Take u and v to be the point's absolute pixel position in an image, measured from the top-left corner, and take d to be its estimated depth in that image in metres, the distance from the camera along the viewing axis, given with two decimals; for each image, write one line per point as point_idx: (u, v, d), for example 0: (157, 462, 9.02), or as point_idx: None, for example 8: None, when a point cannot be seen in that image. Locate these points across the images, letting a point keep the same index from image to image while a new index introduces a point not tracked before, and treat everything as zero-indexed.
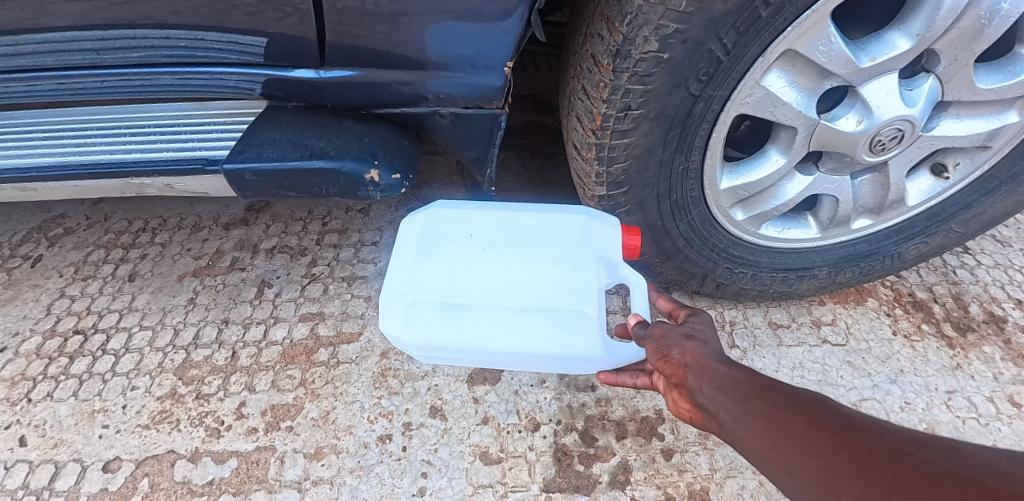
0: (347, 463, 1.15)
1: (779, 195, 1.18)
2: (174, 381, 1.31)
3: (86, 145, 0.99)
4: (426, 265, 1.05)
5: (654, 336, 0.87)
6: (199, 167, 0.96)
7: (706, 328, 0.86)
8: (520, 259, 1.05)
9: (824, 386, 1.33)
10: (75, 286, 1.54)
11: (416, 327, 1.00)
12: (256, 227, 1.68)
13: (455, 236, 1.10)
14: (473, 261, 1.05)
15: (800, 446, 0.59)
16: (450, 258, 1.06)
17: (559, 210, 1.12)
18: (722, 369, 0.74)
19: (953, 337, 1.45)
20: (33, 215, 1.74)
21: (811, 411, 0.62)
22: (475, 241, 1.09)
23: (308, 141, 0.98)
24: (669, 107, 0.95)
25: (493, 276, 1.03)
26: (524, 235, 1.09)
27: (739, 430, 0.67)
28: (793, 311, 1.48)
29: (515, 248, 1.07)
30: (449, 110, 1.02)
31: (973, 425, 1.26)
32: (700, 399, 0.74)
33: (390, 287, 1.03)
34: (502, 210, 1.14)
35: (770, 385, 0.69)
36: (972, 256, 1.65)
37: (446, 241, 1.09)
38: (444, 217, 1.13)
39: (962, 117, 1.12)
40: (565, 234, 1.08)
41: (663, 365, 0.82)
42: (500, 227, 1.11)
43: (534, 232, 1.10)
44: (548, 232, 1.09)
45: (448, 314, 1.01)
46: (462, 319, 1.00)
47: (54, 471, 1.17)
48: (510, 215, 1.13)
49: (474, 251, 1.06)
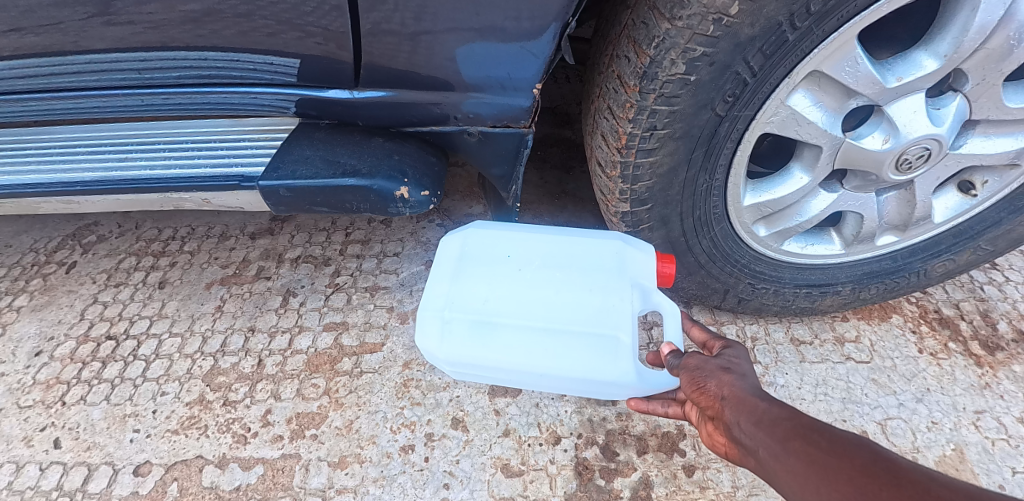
0: (370, 472, 1.17)
1: (803, 211, 1.18)
2: (202, 387, 1.34)
3: (127, 161, 1.04)
4: (462, 285, 1.08)
5: (689, 366, 0.87)
6: (236, 183, 1.00)
7: (741, 361, 0.86)
8: (556, 280, 1.08)
9: (848, 404, 1.31)
10: (108, 292, 1.58)
11: (449, 343, 1.03)
12: (281, 237, 1.72)
13: (493, 258, 1.12)
14: (508, 282, 1.08)
15: (845, 492, 0.59)
16: (487, 279, 1.08)
17: (595, 235, 1.14)
18: (760, 405, 0.74)
19: (981, 355, 1.42)
20: (68, 223, 1.79)
21: (857, 457, 0.61)
22: (512, 262, 1.11)
23: (340, 158, 1.01)
24: (694, 127, 0.96)
25: (527, 297, 1.06)
26: (560, 256, 1.11)
27: (780, 470, 0.66)
28: (815, 327, 1.47)
29: (552, 269, 1.09)
30: (477, 129, 1.04)
31: (1003, 447, 1.23)
32: (738, 435, 0.74)
33: (428, 302, 1.06)
34: (539, 231, 1.16)
35: (812, 425, 0.68)
36: (1000, 272, 1.62)
37: (483, 262, 1.11)
38: (483, 238, 1.14)
39: (990, 135, 1.11)
40: (600, 259, 1.10)
41: (698, 396, 0.82)
42: (536, 248, 1.13)
43: (570, 255, 1.12)
44: (585, 256, 1.11)
45: (480, 331, 1.03)
46: (495, 336, 1.02)
47: (87, 474, 1.20)
48: (546, 236, 1.15)
49: (510, 272, 1.09)
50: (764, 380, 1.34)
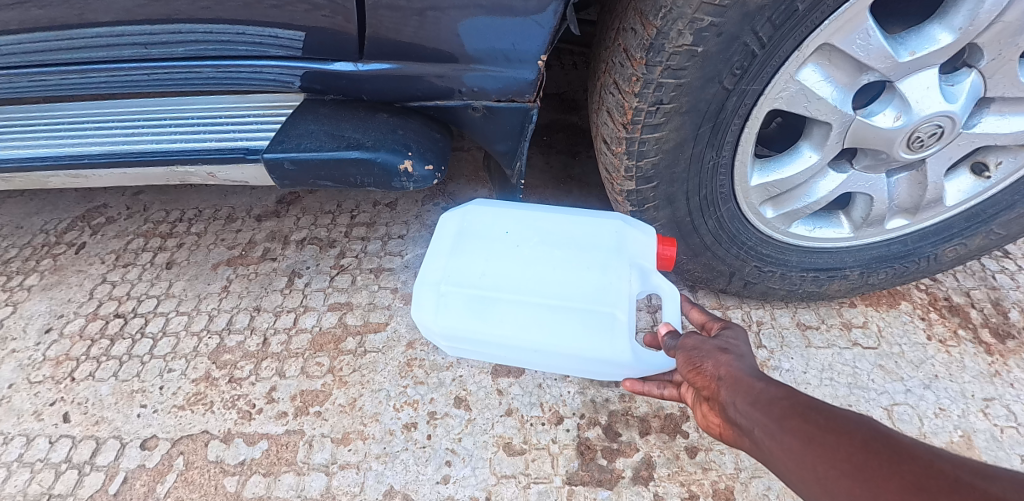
0: (372, 449, 1.17)
1: (811, 192, 1.16)
2: (208, 364, 1.35)
3: (134, 135, 1.05)
4: (459, 259, 1.08)
5: (685, 346, 0.86)
6: (241, 156, 1.01)
7: (739, 342, 0.85)
8: (555, 258, 1.07)
9: (854, 389, 1.29)
10: (116, 272, 1.60)
11: (444, 317, 1.03)
12: (287, 219, 1.72)
13: (491, 236, 1.12)
14: (506, 258, 1.07)
15: (844, 469, 0.58)
16: (484, 254, 1.08)
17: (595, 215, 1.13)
18: (757, 385, 0.73)
19: (991, 343, 1.40)
20: (77, 204, 1.81)
21: (857, 435, 0.60)
22: (509, 239, 1.11)
23: (345, 132, 1.01)
24: (701, 101, 0.95)
25: (524, 274, 1.05)
26: (561, 236, 1.11)
27: (776, 449, 0.66)
28: (822, 313, 1.45)
29: (549, 248, 1.09)
30: (482, 104, 1.03)
31: (1013, 434, 1.21)
32: (734, 415, 0.73)
33: (425, 276, 1.06)
34: (538, 209, 1.15)
35: (809, 403, 0.67)
36: (1013, 261, 1.59)
37: (482, 237, 1.11)
38: (482, 215, 1.15)
39: (1005, 114, 1.10)
40: (599, 238, 1.10)
41: (694, 377, 0.82)
42: (537, 227, 1.13)
43: (568, 233, 1.11)
44: (583, 236, 1.10)
45: (476, 306, 1.03)
46: (493, 312, 1.02)
47: (96, 447, 1.22)
48: (544, 215, 1.14)
49: (506, 249, 1.09)
50: (768, 365, 1.33)
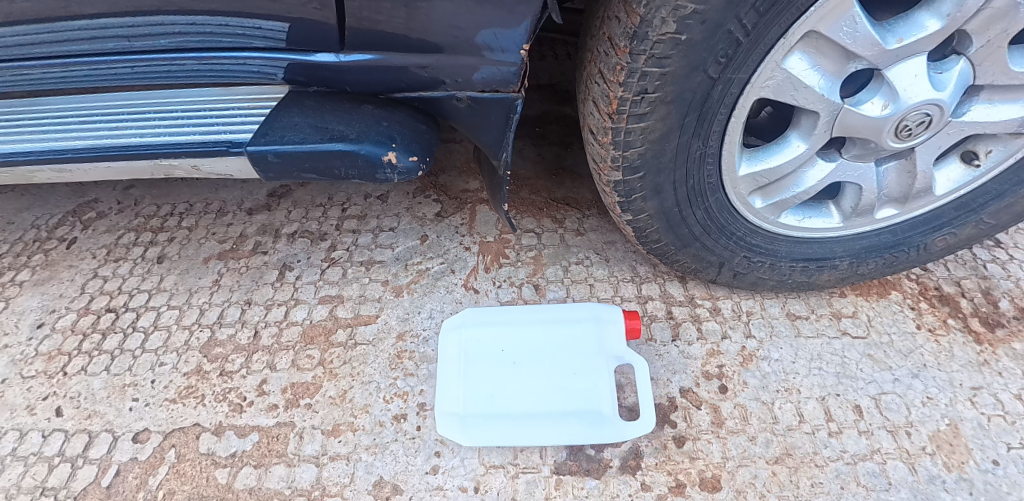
0: (362, 440, 1.18)
1: (800, 182, 1.16)
2: (199, 358, 1.36)
3: (118, 128, 1.04)
4: (467, 372, 1.25)
5: None
6: (225, 149, 1.01)
7: None
8: (541, 364, 1.25)
9: (843, 379, 1.29)
10: (107, 267, 1.60)
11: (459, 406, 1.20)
12: (278, 213, 1.72)
13: (486, 352, 1.28)
14: (506, 368, 1.25)
15: None
16: (486, 365, 1.26)
17: (570, 354, 1.26)
18: None
19: (980, 332, 1.40)
20: (68, 200, 1.81)
21: None
22: (506, 356, 1.27)
23: (328, 124, 1.02)
24: (687, 90, 0.94)
25: (523, 373, 1.24)
26: (546, 379, 1.23)
27: None
28: (812, 303, 1.46)
29: (535, 369, 1.24)
30: (466, 94, 1.03)
31: (999, 423, 1.22)
32: None
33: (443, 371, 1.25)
34: (526, 370, 1.25)
35: None
36: (1004, 250, 1.59)
37: (481, 352, 1.28)
38: (483, 342, 1.30)
39: (995, 102, 1.09)
40: (574, 347, 1.27)
41: None
42: (526, 381, 1.23)
43: (548, 355, 1.26)
44: (563, 366, 1.24)
45: (485, 396, 1.21)
46: (495, 396, 1.21)
47: (88, 440, 1.23)
48: (528, 353, 1.27)
49: (502, 367, 1.25)
50: (757, 354, 1.33)
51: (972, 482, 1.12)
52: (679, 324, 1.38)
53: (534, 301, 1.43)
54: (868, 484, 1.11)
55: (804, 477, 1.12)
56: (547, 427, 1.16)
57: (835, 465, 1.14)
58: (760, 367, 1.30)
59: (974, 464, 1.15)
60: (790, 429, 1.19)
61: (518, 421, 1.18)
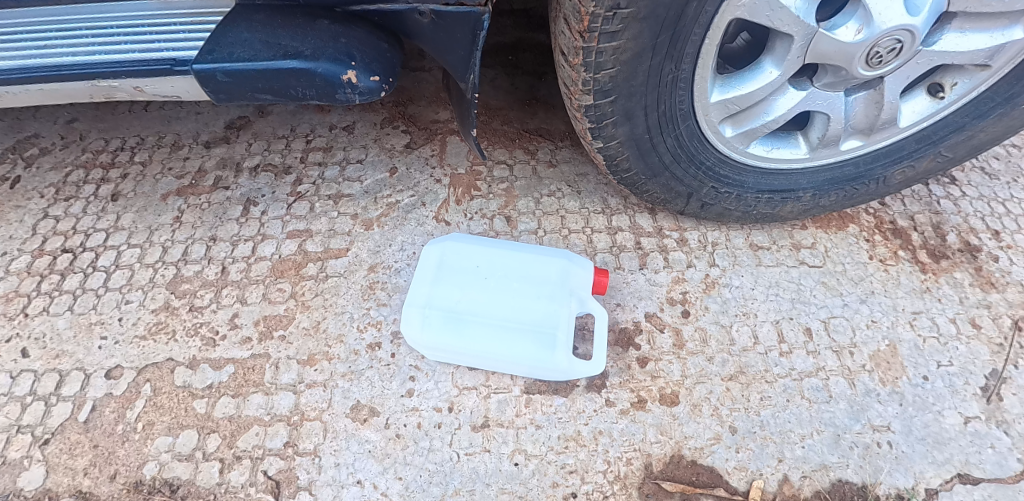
0: (338, 368, 1.21)
1: (769, 110, 1.17)
2: (167, 294, 1.34)
3: (47, 47, 0.97)
4: (441, 289, 1.26)
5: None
6: (168, 67, 0.96)
7: None
8: (509, 293, 1.26)
9: (797, 304, 1.37)
10: (58, 206, 1.53)
11: (428, 333, 1.20)
12: (238, 145, 1.66)
13: (463, 269, 1.30)
14: (478, 289, 1.26)
15: None
16: (461, 285, 1.26)
17: (534, 294, 1.26)
18: None
19: (926, 263, 1.48)
20: (6, 135, 1.70)
21: None
22: (480, 272, 1.29)
23: (282, 40, 0.97)
24: (660, 7, 0.92)
25: (491, 301, 1.24)
26: (509, 312, 1.23)
27: None
28: (774, 234, 1.51)
29: (503, 298, 1.25)
30: (429, 9, 0.98)
31: (933, 344, 1.32)
32: None
33: (412, 300, 1.24)
34: (495, 298, 1.25)
35: None
36: (958, 187, 1.65)
37: (458, 271, 1.29)
38: (457, 264, 1.30)
39: (965, 31, 1.11)
40: (539, 286, 1.27)
41: None
42: (493, 313, 1.23)
43: (513, 292, 1.26)
44: (528, 302, 1.25)
45: (452, 324, 1.21)
46: (462, 327, 1.20)
47: (59, 379, 1.22)
48: (497, 285, 1.27)
49: (476, 285, 1.27)
50: (719, 282, 1.38)
51: (903, 395, 1.23)
52: (646, 255, 1.42)
53: (505, 232, 1.44)
54: (811, 397, 1.21)
55: (755, 392, 1.20)
56: (506, 357, 1.17)
57: (783, 381, 1.22)
58: (721, 294, 1.36)
59: (907, 379, 1.25)
60: (745, 350, 1.27)
61: (480, 352, 1.18)
